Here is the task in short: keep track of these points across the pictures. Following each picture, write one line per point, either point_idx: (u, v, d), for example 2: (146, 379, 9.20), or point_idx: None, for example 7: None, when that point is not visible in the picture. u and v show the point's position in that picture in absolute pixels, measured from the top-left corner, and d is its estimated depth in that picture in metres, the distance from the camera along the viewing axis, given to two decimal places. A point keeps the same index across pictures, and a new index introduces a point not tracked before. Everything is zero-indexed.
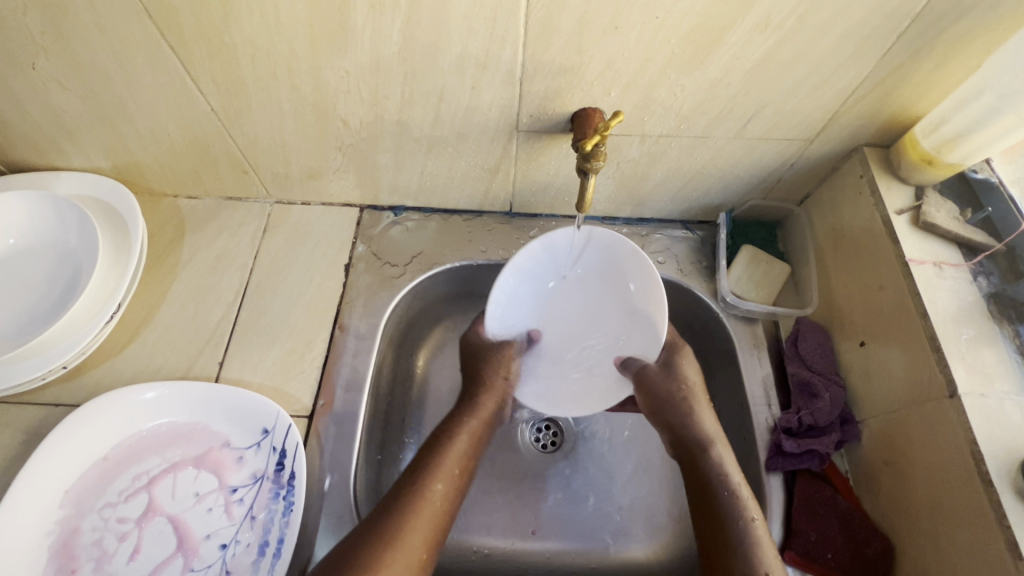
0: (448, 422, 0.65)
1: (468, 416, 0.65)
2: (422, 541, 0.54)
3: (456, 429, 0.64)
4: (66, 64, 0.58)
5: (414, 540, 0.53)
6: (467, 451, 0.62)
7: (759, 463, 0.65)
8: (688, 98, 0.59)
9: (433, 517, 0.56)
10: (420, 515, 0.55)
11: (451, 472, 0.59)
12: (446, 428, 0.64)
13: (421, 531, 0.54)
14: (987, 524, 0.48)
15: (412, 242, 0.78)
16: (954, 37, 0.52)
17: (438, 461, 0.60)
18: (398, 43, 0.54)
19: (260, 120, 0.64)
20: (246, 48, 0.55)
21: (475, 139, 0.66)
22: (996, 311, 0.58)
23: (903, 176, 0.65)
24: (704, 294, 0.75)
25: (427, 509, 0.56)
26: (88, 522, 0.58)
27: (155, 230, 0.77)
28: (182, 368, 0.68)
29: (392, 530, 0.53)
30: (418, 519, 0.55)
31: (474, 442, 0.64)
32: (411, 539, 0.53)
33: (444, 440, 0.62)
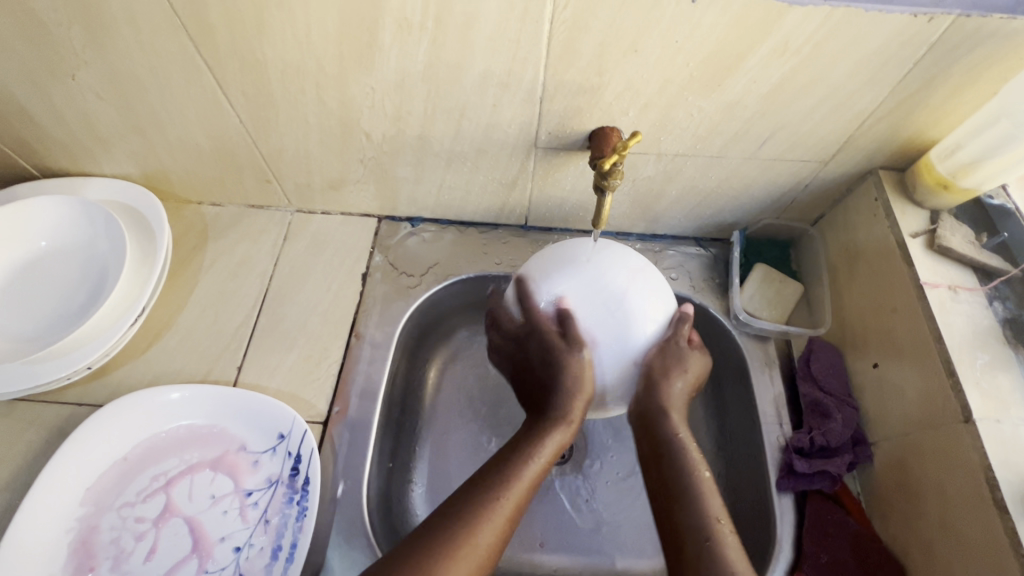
0: (531, 434, 0.57)
1: (558, 424, 0.56)
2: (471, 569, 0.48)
3: (535, 446, 0.56)
4: (104, 75, 0.60)
5: (462, 569, 0.47)
6: (537, 470, 0.55)
7: (770, 483, 0.65)
8: (704, 119, 0.60)
9: (488, 548, 0.49)
10: (477, 539, 0.49)
11: (519, 496, 0.53)
12: (521, 445, 0.56)
13: (472, 560, 0.48)
14: (1002, 551, 0.48)
15: (428, 253, 0.79)
16: (970, 65, 0.53)
17: (506, 482, 0.53)
18: (424, 62, 0.56)
19: (286, 132, 0.66)
20: (277, 63, 0.57)
21: (494, 154, 0.67)
22: (1012, 337, 0.58)
23: (918, 200, 0.65)
24: (716, 311, 0.75)
25: (485, 535, 0.49)
26: (106, 520, 0.59)
27: (179, 235, 0.79)
28: (202, 371, 0.69)
29: (442, 555, 0.47)
30: (473, 545, 0.49)
31: (546, 466, 0.56)
32: (458, 567, 0.47)
33: (516, 458, 0.55)
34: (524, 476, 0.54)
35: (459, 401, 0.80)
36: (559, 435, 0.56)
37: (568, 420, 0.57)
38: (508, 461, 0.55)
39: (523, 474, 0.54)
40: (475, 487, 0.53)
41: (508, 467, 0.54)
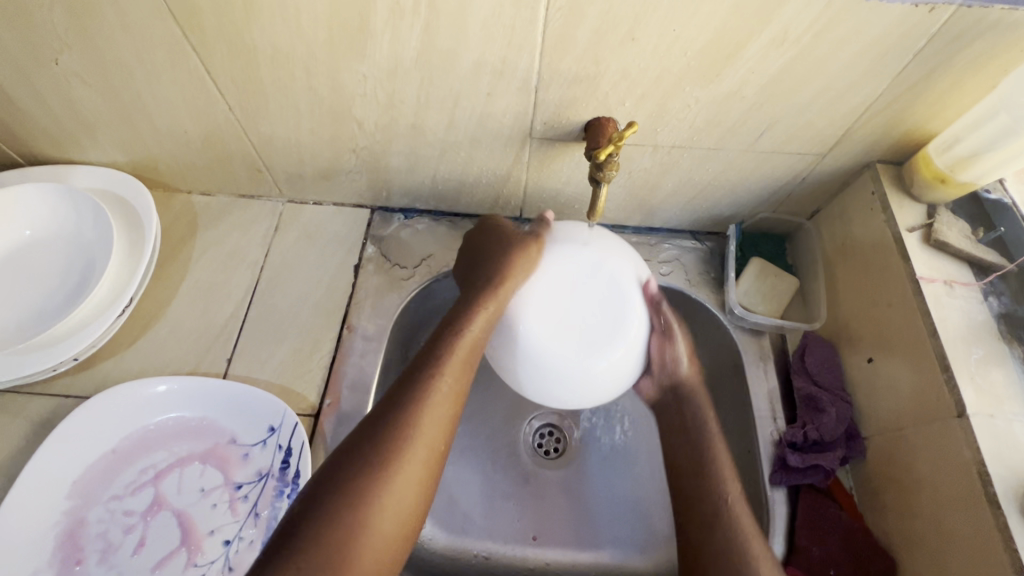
0: (428, 358, 0.58)
1: (454, 345, 0.59)
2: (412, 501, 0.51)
3: (442, 362, 0.57)
4: (89, 60, 0.59)
5: (400, 504, 0.50)
6: (456, 391, 0.57)
7: (763, 477, 0.65)
8: (701, 110, 0.59)
9: (420, 479, 0.52)
10: (407, 471, 0.51)
11: (441, 426, 0.55)
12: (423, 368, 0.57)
13: (408, 495, 0.51)
14: (992, 545, 0.48)
15: (421, 245, 0.78)
16: (970, 57, 0.52)
17: (422, 405, 0.54)
18: (417, 49, 0.55)
19: (276, 120, 0.65)
20: (266, 49, 0.56)
21: (489, 144, 0.66)
22: (1006, 332, 0.58)
23: (915, 193, 0.65)
24: (712, 305, 0.75)
25: (414, 458, 0.52)
26: (94, 513, 0.59)
27: (167, 225, 0.78)
28: (191, 363, 0.68)
29: (379, 494, 0.49)
30: (406, 469, 0.51)
31: (462, 374, 0.58)
32: (393, 503, 0.50)
33: (418, 384, 0.56)
34: (441, 395, 0.56)
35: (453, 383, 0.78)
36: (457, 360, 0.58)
37: (472, 331, 0.60)
38: (414, 394, 0.55)
39: (434, 395, 0.55)
40: (394, 419, 0.53)
41: (414, 398, 0.55)
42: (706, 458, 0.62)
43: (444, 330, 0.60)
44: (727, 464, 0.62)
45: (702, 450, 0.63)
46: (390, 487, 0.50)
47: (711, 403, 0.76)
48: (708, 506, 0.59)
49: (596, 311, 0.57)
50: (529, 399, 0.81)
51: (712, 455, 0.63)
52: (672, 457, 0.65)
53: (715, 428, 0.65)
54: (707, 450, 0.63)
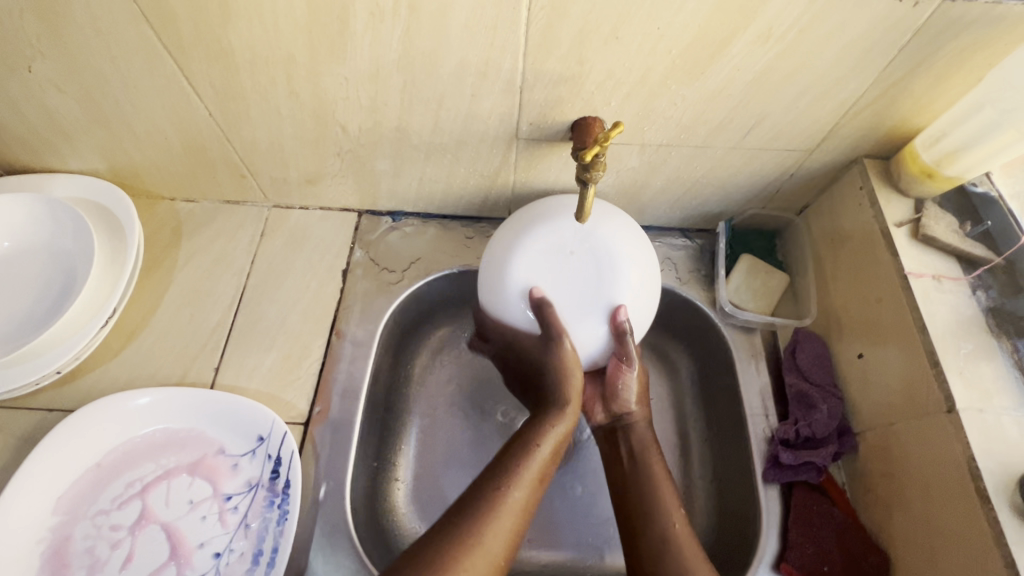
0: (505, 463, 0.58)
1: (534, 485, 0.57)
2: None
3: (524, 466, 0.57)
4: (64, 68, 0.58)
5: None
6: (523, 486, 0.56)
7: (756, 475, 0.64)
8: (688, 108, 0.59)
9: (487, 570, 0.51)
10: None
11: (508, 533, 0.53)
12: (503, 467, 0.57)
13: None
14: (984, 541, 0.48)
15: (409, 248, 0.78)
16: (954, 52, 0.52)
17: (495, 510, 0.54)
18: (398, 52, 0.54)
19: (258, 126, 0.64)
20: (245, 53, 0.55)
21: (475, 146, 0.66)
22: (995, 325, 0.58)
23: (903, 187, 0.64)
24: (702, 303, 0.75)
25: (479, 566, 0.50)
26: (80, 529, 0.58)
27: (151, 233, 0.76)
28: (178, 373, 0.67)
29: (464, 569, 0.49)
30: (472, 573, 0.49)
31: (534, 487, 0.57)
32: None
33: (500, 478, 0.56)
34: (495, 550, 0.52)
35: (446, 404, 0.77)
36: (534, 468, 0.58)
37: (548, 448, 0.60)
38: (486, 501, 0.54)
39: (489, 543, 0.52)
40: (464, 519, 0.53)
41: (487, 500, 0.54)
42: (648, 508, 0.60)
43: (517, 435, 0.61)
44: (670, 489, 0.62)
45: (643, 478, 0.62)
46: None
47: (703, 402, 0.76)
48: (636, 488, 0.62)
49: (577, 299, 0.59)
50: None
51: (656, 488, 0.61)
52: (617, 473, 0.65)
53: (654, 451, 0.64)
54: (651, 487, 0.61)
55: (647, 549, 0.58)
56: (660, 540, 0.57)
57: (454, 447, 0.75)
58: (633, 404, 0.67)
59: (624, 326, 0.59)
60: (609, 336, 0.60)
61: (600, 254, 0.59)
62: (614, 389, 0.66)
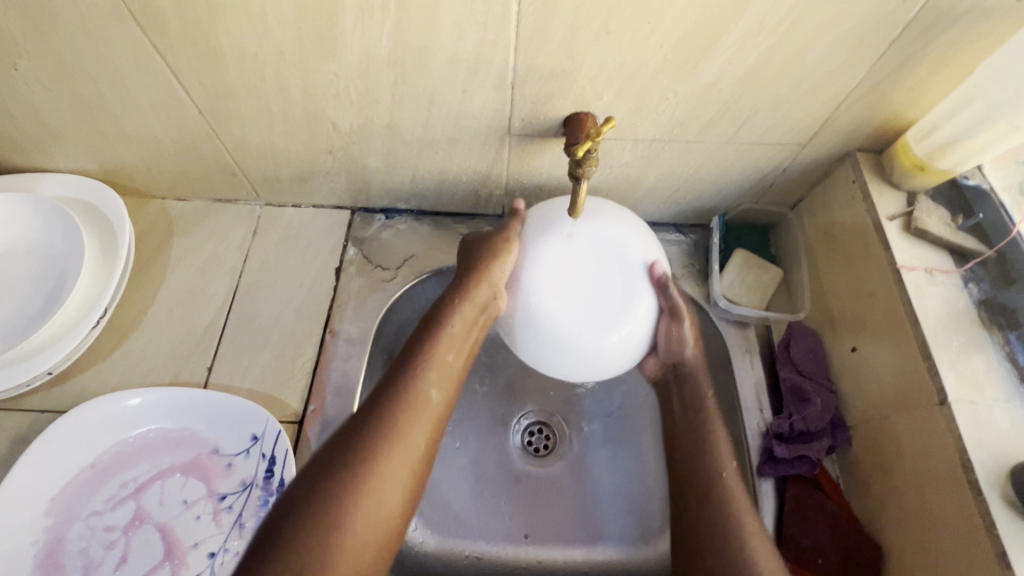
0: (409, 360, 0.58)
1: (441, 355, 0.58)
2: (399, 497, 0.52)
3: (420, 376, 0.56)
4: (50, 66, 0.57)
5: (390, 497, 0.51)
6: (442, 387, 0.58)
7: (751, 469, 0.65)
8: (680, 103, 0.59)
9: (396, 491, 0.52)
10: (401, 457, 0.52)
11: (427, 425, 0.56)
12: (401, 373, 0.57)
13: (397, 487, 0.52)
14: (975, 532, 0.48)
15: (403, 246, 0.77)
16: (945, 44, 0.52)
17: (390, 433, 0.53)
18: (388, 48, 0.54)
19: (249, 123, 0.64)
20: (234, 50, 0.54)
21: (467, 142, 0.65)
22: (987, 318, 0.58)
23: (895, 181, 0.65)
24: (697, 298, 0.75)
25: (404, 455, 0.53)
26: (74, 530, 0.57)
27: (142, 232, 0.76)
28: (171, 373, 0.67)
29: (378, 479, 0.51)
30: (398, 455, 0.52)
31: (444, 385, 0.58)
32: (385, 494, 0.51)
33: (401, 394, 0.55)
34: (396, 473, 0.52)
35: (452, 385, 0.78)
36: (444, 352, 0.59)
37: (456, 335, 0.60)
38: (398, 394, 0.55)
39: (391, 459, 0.52)
40: (338, 447, 0.52)
41: (395, 398, 0.55)
42: (721, 501, 0.58)
43: (423, 334, 0.59)
44: (741, 489, 0.59)
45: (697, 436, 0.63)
46: (381, 468, 0.51)
47: None
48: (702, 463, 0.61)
49: (618, 284, 0.57)
50: (517, 397, 0.80)
51: (726, 488, 0.59)
52: (675, 440, 0.65)
53: (711, 400, 0.64)
54: (715, 483, 0.59)
55: (715, 552, 0.56)
56: (728, 551, 0.55)
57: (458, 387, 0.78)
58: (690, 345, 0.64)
59: (663, 277, 0.58)
60: (655, 295, 0.59)
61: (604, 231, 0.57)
62: (664, 343, 0.63)
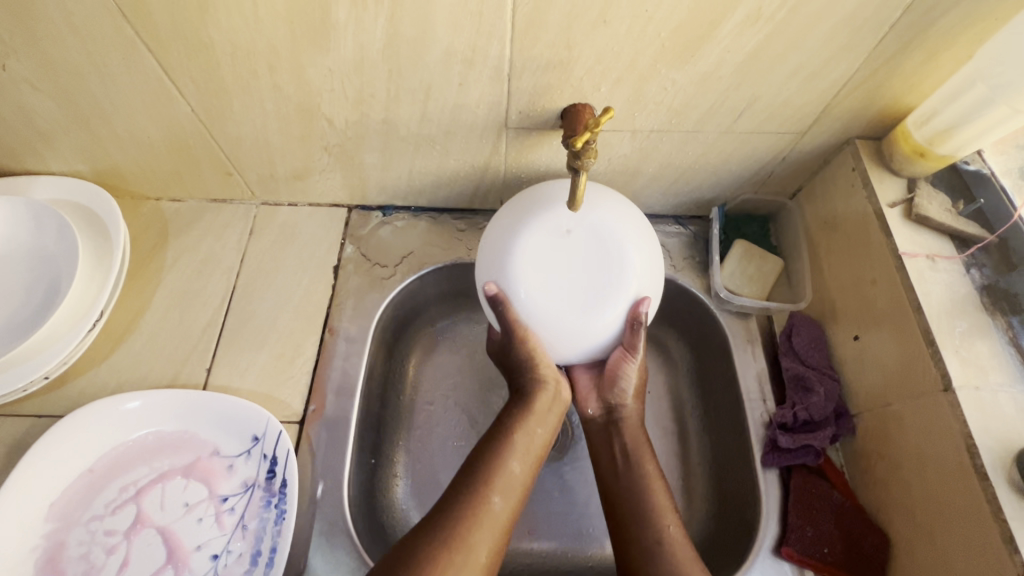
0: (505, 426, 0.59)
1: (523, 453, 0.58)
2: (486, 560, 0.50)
3: (511, 435, 0.58)
4: (39, 65, 0.56)
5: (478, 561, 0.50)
6: (526, 458, 0.58)
7: (755, 460, 0.65)
8: (678, 92, 0.58)
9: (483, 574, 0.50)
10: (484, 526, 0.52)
11: (515, 490, 0.55)
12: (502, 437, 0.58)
13: (484, 552, 0.51)
14: (981, 516, 0.48)
15: (401, 243, 0.77)
16: (944, 28, 0.52)
17: (474, 520, 0.51)
18: (382, 41, 0.53)
19: (243, 121, 0.63)
20: (225, 46, 0.54)
21: (464, 136, 0.65)
22: (989, 303, 0.58)
23: (895, 168, 0.64)
24: (697, 290, 0.74)
25: (486, 520, 0.52)
26: (74, 535, 0.57)
27: (137, 234, 0.75)
28: (169, 375, 0.66)
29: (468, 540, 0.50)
30: (484, 519, 0.52)
31: (535, 453, 0.59)
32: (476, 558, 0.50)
33: (489, 462, 0.56)
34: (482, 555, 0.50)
35: (441, 397, 0.77)
36: (532, 423, 0.60)
37: (539, 405, 0.61)
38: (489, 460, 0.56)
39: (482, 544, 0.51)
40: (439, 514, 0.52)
41: (484, 465, 0.55)
42: (644, 510, 0.58)
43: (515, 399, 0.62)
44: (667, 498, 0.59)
45: (637, 485, 0.60)
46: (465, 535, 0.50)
47: (700, 389, 0.76)
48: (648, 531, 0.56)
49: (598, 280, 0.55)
50: None
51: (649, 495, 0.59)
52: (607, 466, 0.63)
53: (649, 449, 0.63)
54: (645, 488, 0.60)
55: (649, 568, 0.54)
56: None
57: (447, 396, 0.77)
58: (630, 398, 0.65)
59: (641, 317, 0.57)
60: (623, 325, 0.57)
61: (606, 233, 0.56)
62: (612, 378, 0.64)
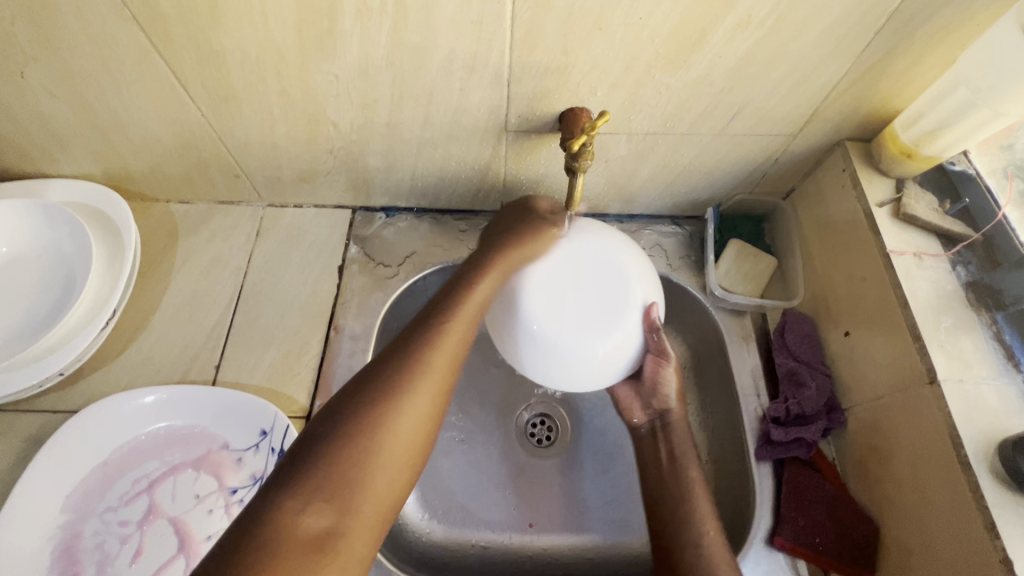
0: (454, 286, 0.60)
1: (452, 320, 0.57)
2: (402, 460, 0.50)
3: (456, 301, 0.58)
4: (56, 73, 0.58)
5: (389, 454, 0.49)
6: (462, 341, 0.57)
7: (750, 453, 0.66)
8: (672, 96, 0.60)
9: (408, 454, 0.51)
10: (404, 431, 0.50)
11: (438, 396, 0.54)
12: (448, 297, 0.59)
13: (400, 456, 0.50)
14: (966, 504, 0.50)
15: (404, 243, 0.79)
16: (928, 34, 0.54)
17: (403, 391, 0.51)
18: (386, 48, 0.55)
19: (251, 125, 0.65)
20: (236, 53, 0.56)
21: (465, 139, 0.67)
22: (975, 299, 0.59)
23: (883, 169, 0.66)
24: (693, 288, 0.76)
25: (413, 421, 0.51)
26: (90, 526, 0.59)
27: (148, 235, 0.77)
28: (180, 371, 0.68)
29: (383, 448, 0.49)
30: (415, 397, 0.52)
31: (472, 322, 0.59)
32: (389, 448, 0.49)
33: (430, 332, 0.56)
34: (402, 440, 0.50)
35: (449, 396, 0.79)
36: (460, 326, 0.57)
37: (488, 284, 0.60)
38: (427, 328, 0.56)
39: (403, 424, 0.50)
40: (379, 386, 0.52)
41: (423, 339, 0.55)
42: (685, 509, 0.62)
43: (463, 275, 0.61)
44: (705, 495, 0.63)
45: (682, 486, 0.64)
46: (387, 427, 0.50)
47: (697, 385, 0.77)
48: (687, 533, 0.60)
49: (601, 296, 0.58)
50: (519, 390, 0.82)
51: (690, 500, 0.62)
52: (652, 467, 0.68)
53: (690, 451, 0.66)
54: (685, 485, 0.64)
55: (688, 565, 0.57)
56: None
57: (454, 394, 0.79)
58: (673, 402, 0.69)
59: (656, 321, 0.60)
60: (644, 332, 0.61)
61: (599, 248, 0.59)
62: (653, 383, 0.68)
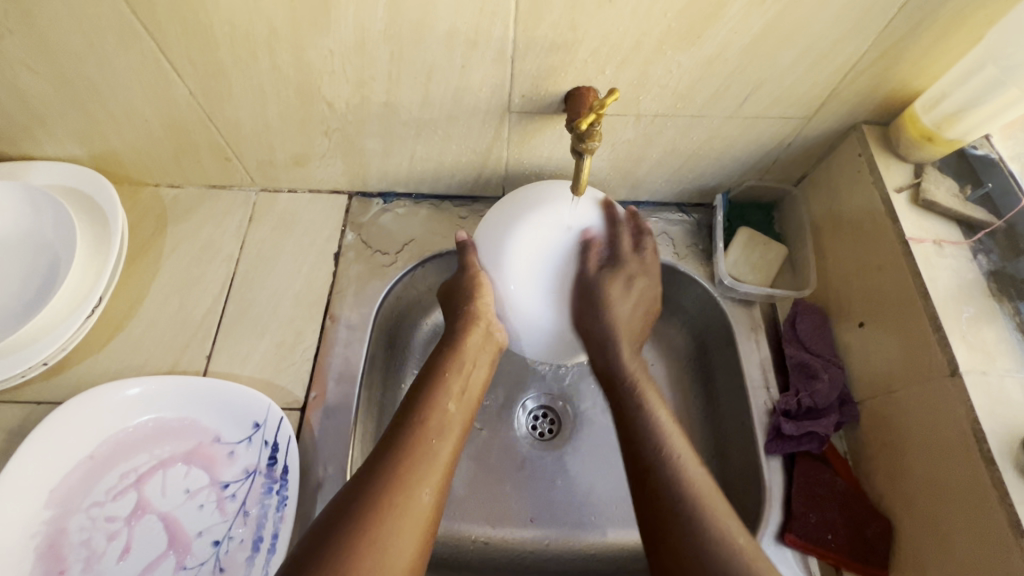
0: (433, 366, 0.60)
1: (439, 391, 0.57)
2: (413, 543, 0.47)
3: (440, 380, 0.59)
4: (34, 46, 0.55)
5: (401, 550, 0.46)
6: (454, 420, 0.56)
7: (759, 447, 0.64)
8: (683, 75, 0.57)
9: (424, 521, 0.49)
10: (409, 510, 0.48)
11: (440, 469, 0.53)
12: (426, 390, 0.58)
13: (412, 532, 0.48)
14: (988, 501, 0.48)
15: (402, 230, 0.76)
16: (954, 9, 0.51)
17: (403, 481, 0.50)
18: (383, 21, 0.52)
19: (242, 105, 0.62)
20: (224, 26, 0.53)
21: (466, 121, 0.64)
22: (996, 288, 0.57)
23: (902, 153, 0.64)
24: (701, 278, 0.74)
25: (417, 491, 0.50)
26: (75, 521, 0.57)
27: (136, 220, 0.74)
28: (170, 362, 0.66)
29: (389, 522, 0.47)
30: (416, 477, 0.50)
31: (465, 405, 0.59)
32: (398, 548, 0.46)
33: (420, 414, 0.55)
34: (423, 495, 0.50)
35: None
36: (445, 398, 0.57)
37: (467, 356, 0.61)
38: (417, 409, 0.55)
39: (415, 492, 0.50)
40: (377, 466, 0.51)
41: (415, 415, 0.55)
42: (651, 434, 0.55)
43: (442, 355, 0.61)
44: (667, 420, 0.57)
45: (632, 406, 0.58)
46: (390, 509, 0.48)
47: (703, 378, 0.75)
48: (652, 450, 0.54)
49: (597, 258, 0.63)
50: (521, 381, 0.80)
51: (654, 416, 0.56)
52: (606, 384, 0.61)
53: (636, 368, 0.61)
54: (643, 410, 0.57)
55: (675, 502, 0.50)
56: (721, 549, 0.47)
57: None
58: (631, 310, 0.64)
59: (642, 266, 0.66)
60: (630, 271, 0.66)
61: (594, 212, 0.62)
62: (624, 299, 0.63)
